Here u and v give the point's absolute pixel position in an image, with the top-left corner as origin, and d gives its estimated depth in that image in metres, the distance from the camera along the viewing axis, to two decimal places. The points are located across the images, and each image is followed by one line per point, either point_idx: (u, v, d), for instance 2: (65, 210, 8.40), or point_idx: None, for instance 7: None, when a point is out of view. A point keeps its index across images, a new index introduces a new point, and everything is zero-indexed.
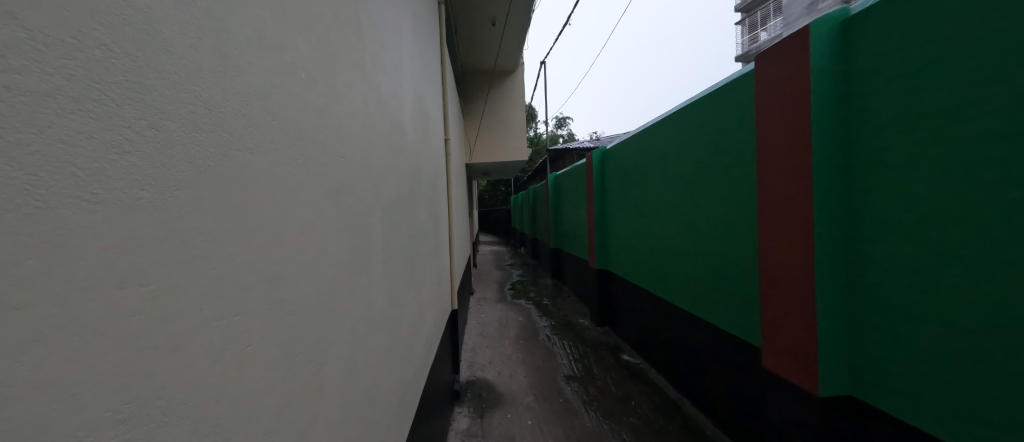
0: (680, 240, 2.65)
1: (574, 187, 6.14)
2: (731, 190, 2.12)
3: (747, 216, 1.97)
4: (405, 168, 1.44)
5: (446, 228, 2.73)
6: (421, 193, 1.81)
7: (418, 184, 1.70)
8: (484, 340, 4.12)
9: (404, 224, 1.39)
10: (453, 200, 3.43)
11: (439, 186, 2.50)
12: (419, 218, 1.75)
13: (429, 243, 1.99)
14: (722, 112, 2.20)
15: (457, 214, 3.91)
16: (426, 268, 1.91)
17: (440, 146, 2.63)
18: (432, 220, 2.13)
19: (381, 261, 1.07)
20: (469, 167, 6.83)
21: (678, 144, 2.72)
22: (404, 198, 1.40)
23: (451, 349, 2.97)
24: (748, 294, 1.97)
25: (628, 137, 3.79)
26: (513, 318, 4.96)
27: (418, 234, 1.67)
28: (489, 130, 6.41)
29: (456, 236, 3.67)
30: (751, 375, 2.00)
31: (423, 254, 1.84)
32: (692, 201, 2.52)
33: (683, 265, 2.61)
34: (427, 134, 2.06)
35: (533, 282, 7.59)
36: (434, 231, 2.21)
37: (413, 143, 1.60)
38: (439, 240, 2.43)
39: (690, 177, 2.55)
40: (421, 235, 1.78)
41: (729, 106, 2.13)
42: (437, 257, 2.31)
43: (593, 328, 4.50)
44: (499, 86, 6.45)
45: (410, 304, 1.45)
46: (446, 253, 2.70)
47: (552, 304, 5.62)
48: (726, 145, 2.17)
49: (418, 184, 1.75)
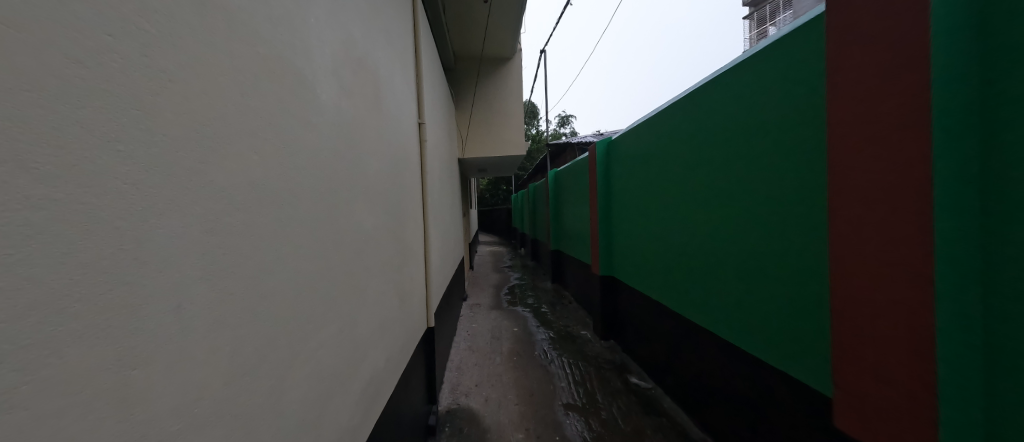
0: (707, 245, 2.14)
1: (576, 185, 5.64)
2: (772, 183, 1.64)
3: (798, 216, 1.48)
4: (324, 152, 1.02)
5: (418, 232, 2.29)
6: (366, 189, 1.39)
7: (357, 176, 1.28)
8: (473, 356, 3.64)
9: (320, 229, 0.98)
10: (434, 199, 2.99)
11: (407, 182, 2.07)
12: (361, 221, 1.32)
13: (383, 252, 1.57)
14: (761, 82, 1.71)
15: (441, 214, 3.46)
16: (378, 284, 1.48)
17: (408, 129, 2.14)
18: (391, 224, 1.70)
19: (246, 291, 0.67)
20: (462, 163, 6.33)
21: (700, 128, 2.22)
22: (319, 193, 0.98)
23: (427, 375, 2.48)
24: (799, 318, 1.49)
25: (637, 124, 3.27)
26: (507, 329, 4.48)
27: (351, 241, 1.20)
28: (482, 123, 5.92)
29: (439, 238, 3.24)
30: (806, 427, 1.50)
31: (373, 266, 1.43)
32: (723, 196, 2.00)
33: (711, 276, 2.11)
34: (383, 115, 1.63)
35: (533, 285, 7.09)
36: (396, 235, 1.78)
37: (345, 119, 1.18)
38: (407, 246, 2.00)
39: (716, 168, 2.06)
40: (365, 242, 1.36)
41: (770, 74, 1.64)
42: (403, 267, 1.88)
43: (597, 342, 3.99)
44: (495, 73, 5.94)
45: (332, 343, 1.03)
46: (419, 261, 2.25)
47: (552, 312, 5.11)
48: (771, 122, 1.64)
49: (360, 177, 1.32)
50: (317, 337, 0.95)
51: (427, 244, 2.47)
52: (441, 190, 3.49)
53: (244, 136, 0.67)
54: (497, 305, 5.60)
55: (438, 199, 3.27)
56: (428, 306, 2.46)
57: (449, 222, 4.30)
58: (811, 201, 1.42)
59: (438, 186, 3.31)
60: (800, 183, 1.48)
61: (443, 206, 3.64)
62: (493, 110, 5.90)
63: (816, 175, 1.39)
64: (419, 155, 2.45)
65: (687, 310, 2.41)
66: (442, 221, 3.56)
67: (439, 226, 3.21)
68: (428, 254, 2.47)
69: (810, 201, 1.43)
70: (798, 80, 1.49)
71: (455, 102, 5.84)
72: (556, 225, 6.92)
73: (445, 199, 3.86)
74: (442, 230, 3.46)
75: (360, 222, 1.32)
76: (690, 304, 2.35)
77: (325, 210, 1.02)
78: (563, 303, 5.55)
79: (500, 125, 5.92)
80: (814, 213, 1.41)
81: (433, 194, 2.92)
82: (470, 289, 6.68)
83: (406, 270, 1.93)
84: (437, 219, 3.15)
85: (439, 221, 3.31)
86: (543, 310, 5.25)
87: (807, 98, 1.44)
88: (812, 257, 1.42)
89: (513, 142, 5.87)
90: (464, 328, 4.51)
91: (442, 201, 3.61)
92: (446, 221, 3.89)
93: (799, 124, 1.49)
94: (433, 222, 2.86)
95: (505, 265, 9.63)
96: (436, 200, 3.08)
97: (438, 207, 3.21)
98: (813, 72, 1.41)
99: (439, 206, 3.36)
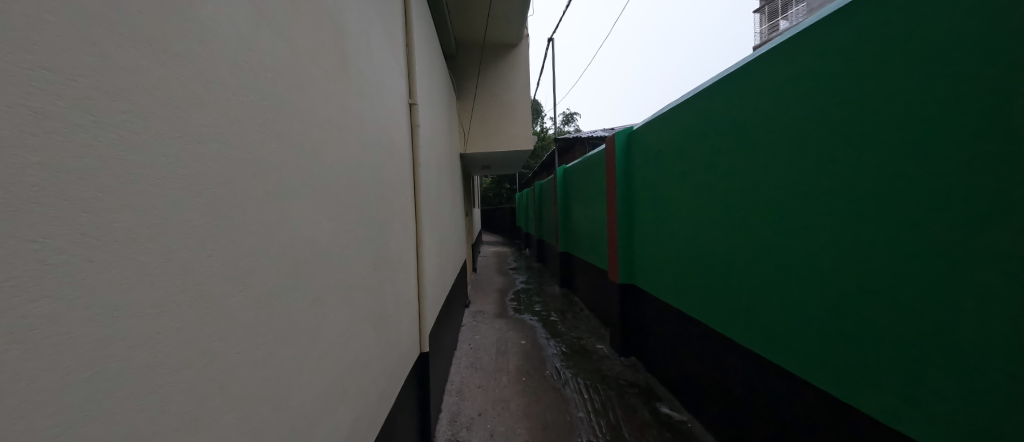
0: (784, 250, 1.71)
1: (585, 183, 5.32)
2: (832, 190, 1.44)
3: (954, 221, 1.06)
4: (247, 121, 0.62)
5: (409, 238, 1.89)
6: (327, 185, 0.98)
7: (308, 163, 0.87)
8: (476, 376, 3.21)
9: (237, 244, 0.57)
10: (431, 198, 2.60)
11: (395, 177, 1.67)
12: (317, 228, 0.91)
13: (357, 269, 1.17)
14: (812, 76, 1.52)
15: (439, 215, 3.05)
16: (347, 312, 1.09)
17: (394, 109, 1.71)
18: (369, 229, 1.30)
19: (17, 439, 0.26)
20: (464, 159, 5.91)
21: (735, 127, 2.03)
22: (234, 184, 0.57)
23: (419, 410, 2.05)
24: (869, 343, 1.32)
25: (654, 120, 3.04)
26: (514, 341, 4.05)
27: (291, 260, 0.78)
28: (485, 116, 5.48)
29: (437, 242, 2.84)
30: None
31: (338, 290, 1.03)
32: (807, 189, 1.57)
33: (786, 289, 1.70)
34: (356, 86, 1.23)
35: (540, 290, 6.63)
36: (377, 242, 1.38)
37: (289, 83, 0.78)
38: (395, 254, 1.61)
39: (789, 156, 1.66)
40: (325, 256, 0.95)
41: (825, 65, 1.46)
42: (387, 283, 1.48)
43: (616, 360, 3.53)
44: (500, 62, 5.50)
45: (259, 432, 0.63)
46: (410, 272, 1.86)
47: (562, 322, 4.66)
48: (902, 88, 1.18)
49: (314, 168, 0.91)
50: (229, 435, 0.54)
51: (422, 251, 2.07)
52: (439, 187, 3.09)
53: (59, 82, 0.30)
54: (502, 312, 5.18)
55: (436, 198, 2.86)
56: (423, 327, 2.03)
57: (450, 222, 3.90)
58: (888, 210, 1.23)
59: (435, 183, 2.90)
60: (889, 187, 1.23)
61: (442, 206, 3.23)
62: (497, 102, 5.46)
63: (918, 178, 1.15)
64: (411, 145, 2.04)
65: (719, 324, 2.22)
66: (441, 223, 3.16)
67: (436, 228, 2.81)
68: (423, 262, 2.07)
69: (883, 210, 1.25)
70: (866, 68, 1.29)
71: (456, 92, 5.42)
72: (564, 225, 6.47)
73: (445, 197, 3.47)
74: (441, 232, 3.06)
75: (317, 229, 0.90)
76: (723, 318, 2.17)
77: (243, 211, 0.60)
78: (573, 310, 5.12)
79: (505, 118, 5.48)
80: (890, 224, 1.23)
81: (429, 192, 2.53)
82: (472, 293, 6.26)
83: (392, 286, 1.54)
84: (435, 220, 2.75)
85: (437, 223, 2.92)
86: (552, 319, 4.80)
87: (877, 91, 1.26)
88: (889, 275, 1.24)
89: (519, 136, 5.43)
90: (466, 340, 4.08)
91: (441, 198, 3.20)
92: (446, 222, 3.48)
93: (866, 122, 1.30)
94: (430, 224, 2.47)
95: (509, 266, 9.22)
96: (433, 198, 2.67)
97: (436, 207, 2.80)
98: (887, 61, 1.23)
99: (438, 205, 2.97)
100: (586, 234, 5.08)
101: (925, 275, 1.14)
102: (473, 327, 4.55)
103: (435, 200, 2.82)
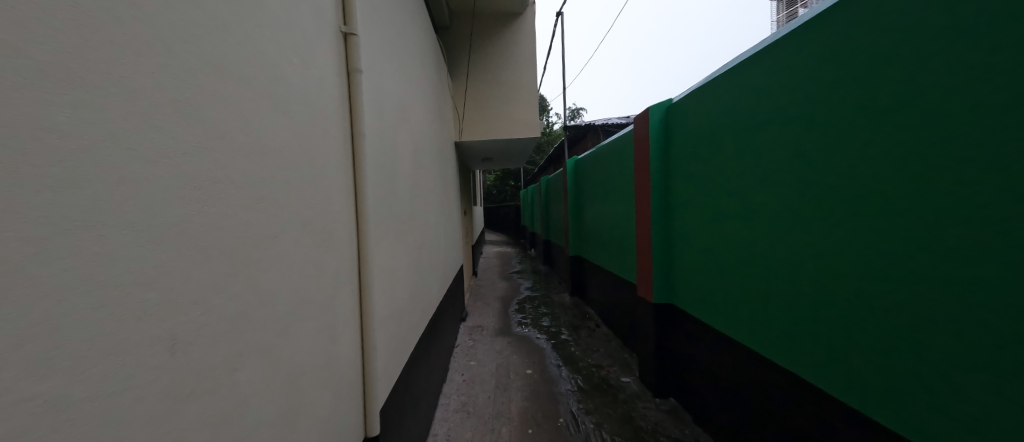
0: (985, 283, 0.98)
1: (602, 178, 4.54)
2: (860, 179, 1.30)
3: None
4: None
5: (337, 258, 1.12)
6: None
7: None
8: (467, 427, 2.43)
9: None
10: (398, 191, 1.82)
11: (290, 146, 0.89)
12: None
13: (83, 381, 0.39)
14: (843, 52, 1.35)
15: (416, 216, 2.27)
16: None
17: (294, 23, 0.93)
18: (168, 258, 0.52)
19: None
20: (460, 149, 5.14)
21: (776, 105, 1.71)
22: None
23: None
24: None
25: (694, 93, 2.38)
26: (517, 370, 3.26)
27: None
28: (485, 98, 4.69)
29: (411, 252, 2.07)
30: None
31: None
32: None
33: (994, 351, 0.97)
34: None
35: (547, 298, 5.82)
36: (215, 278, 0.63)
37: None
38: (289, 295, 0.85)
39: (996, 117, 0.93)
40: None
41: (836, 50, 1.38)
42: (249, 361, 0.71)
43: (650, 401, 2.73)
44: (501, 34, 4.69)
45: None
46: (338, 315, 1.10)
47: (576, 342, 3.86)
48: None
49: None
50: None
51: (369, 273, 1.29)
52: (416, 176, 2.30)
53: None
54: (503, 329, 4.37)
55: (409, 191, 2.08)
56: (370, 396, 1.27)
57: (437, 223, 3.14)
58: None
59: (410, 172, 2.15)
60: None
61: (421, 203, 2.43)
62: (498, 82, 4.67)
63: None
64: (350, 103, 1.26)
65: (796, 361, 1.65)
66: (421, 227, 2.38)
67: (409, 234, 2.04)
68: (371, 292, 1.30)
69: None
70: None
71: (449, 70, 4.64)
72: (576, 225, 5.64)
73: (427, 192, 2.69)
74: (419, 239, 2.28)
75: None
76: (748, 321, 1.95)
77: None
78: (588, 327, 4.28)
79: (506, 100, 4.68)
80: None
81: (395, 182, 1.76)
82: (469, 303, 5.47)
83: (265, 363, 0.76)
84: (406, 223, 1.98)
85: (413, 227, 2.14)
86: (564, 338, 4.01)
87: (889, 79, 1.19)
88: (889, 268, 1.22)
89: (523, 120, 4.64)
90: (458, 369, 3.29)
91: (420, 194, 2.41)
92: (429, 225, 2.70)
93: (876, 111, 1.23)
94: (394, 229, 1.70)
95: (512, 270, 8.40)
96: (401, 191, 1.88)
97: (408, 204, 2.02)
98: None
99: (413, 201, 2.18)
100: (603, 236, 4.25)
101: (925, 273, 1.11)
102: (468, 349, 3.75)
103: (408, 194, 2.04)
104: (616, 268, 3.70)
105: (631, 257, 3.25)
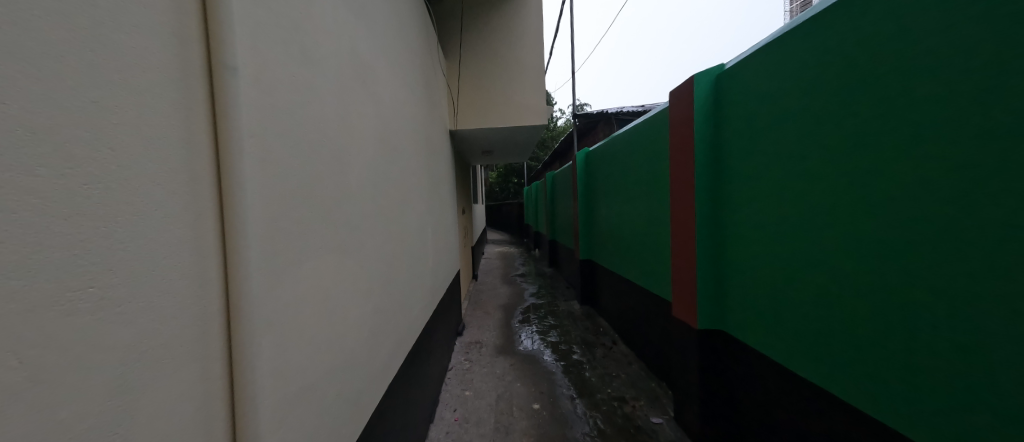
0: None
1: (619, 171, 3.89)
2: None
3: None
4: None
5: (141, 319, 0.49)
6: None
7: None
8: None
9: None
10: (344, 182, 1.20)
11: None
12: None
13: None
14: None
15: (385, 221, 1.65)
16: None
17: None
18: None
19: None
20: (456, 140, 4.54)
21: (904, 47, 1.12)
22: None
23: None
24: None
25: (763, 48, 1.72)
26: (521, 404, 2.67)
27: None
28: (483, 80, 4.08)
29: (373, 270, 1.47)
30: None
31: None
32: None
33: None
34: None
35: (554, 305, 5.21)
36: None
37: None
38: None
39: None
40: None
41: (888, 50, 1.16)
42: None
43: None
44: (503, 5, 4.06)
45: None
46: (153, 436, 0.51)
47: (591, 365, 3.27)
48: None
49: None
50: None
51: (243, 330, 0.68)
52: (385, 166, 1.70)
53: None
54: (504, 347, 3.77)
55: (368, 184, 1.46)
56: None
57: (422, 226, 2.55)
58: None
59: (374, 159, 1.54)
60: None
61: (393, 201, 1.82)
62: (498, 62, 4.06)
63: None
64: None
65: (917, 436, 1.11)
66: (393, 234, 1.78)
67: (368, 244, 1.42)
68: (254, 362, 0.69)
69: None
70: None
71: (442, 47, 4.03)
72: (586, 224, 5.02)
73: (405, 187, 2.09)
74: (388, 250, 1.68)
75: None
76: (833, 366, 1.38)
77: None
78: (603, 345, 3.67)
79: (508, 81, 4.05)
80: None
81: (337, 168, 1.14)
82: (466, 313, 4.89)
83: None
84: (362, 230, 1.36)
85: (377, 234, 1.53)
86: (576, 359, 3.41)
87: (924, 109, 1.06)
88: None
89: (527, 105, 4.03)
90: (449, 403, 2.71)
91: (391, 190, 1.79)
92: (408, 230, 2.10)
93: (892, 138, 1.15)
94: (332, 240, 1.08)
95: (516, 272, 7.81)
96: (351, 182, 1.26)
97: (365, 203, 1.41)
98: None
99: (378, 197, 1.57)
100: (621, 238, 3.63)
101: None
102: (463, 375, 3.15)
103: (366, 189, 1.42)
104: (641, 279, 3.07)
105: (663, 267, 2.61)
